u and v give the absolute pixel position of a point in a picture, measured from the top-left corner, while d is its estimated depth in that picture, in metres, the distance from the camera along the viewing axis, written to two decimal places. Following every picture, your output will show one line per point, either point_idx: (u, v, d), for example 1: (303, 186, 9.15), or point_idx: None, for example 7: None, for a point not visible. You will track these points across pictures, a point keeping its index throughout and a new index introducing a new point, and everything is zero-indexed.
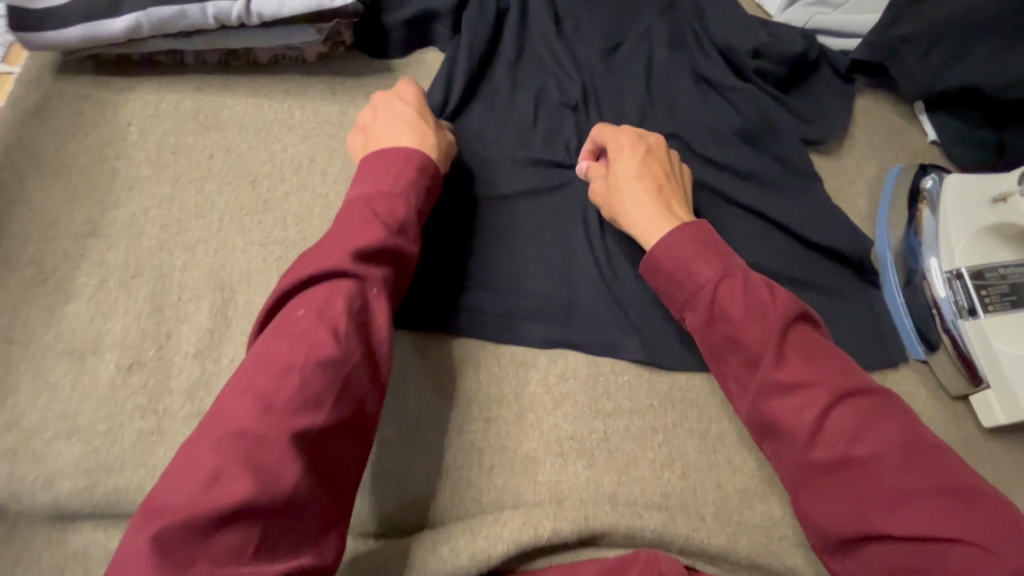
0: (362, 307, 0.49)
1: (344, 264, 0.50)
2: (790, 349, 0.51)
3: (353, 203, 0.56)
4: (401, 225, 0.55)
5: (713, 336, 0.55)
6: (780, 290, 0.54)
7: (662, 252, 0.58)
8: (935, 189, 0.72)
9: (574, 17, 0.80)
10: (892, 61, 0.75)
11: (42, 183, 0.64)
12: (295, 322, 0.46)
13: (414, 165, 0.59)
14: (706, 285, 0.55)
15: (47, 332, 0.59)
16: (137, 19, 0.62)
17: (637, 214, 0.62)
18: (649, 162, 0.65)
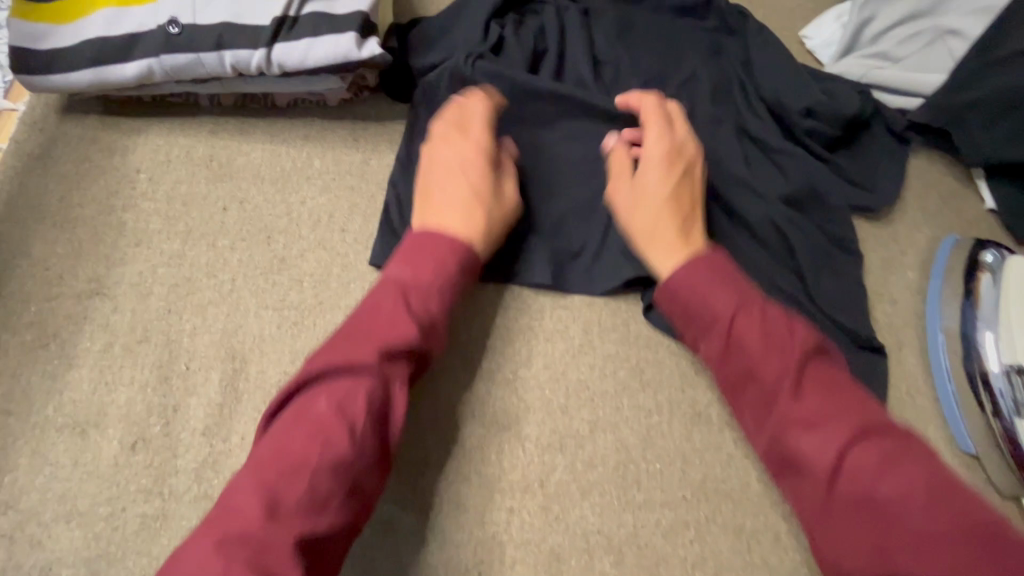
0: (381, 403, 0.47)
1: (371, 360, 0.47)
2: (808, 383, 0.47)
3: (394, 280, 0.53)
4: (433, 320, 0.52)
5: (729, 370, 0.51)
6: (799, 325, 0.51)
7: (673, 285, 0.55)
8: (997, 268, 0.68)
9: (614, 60, 0.75)
10: (954, 126, 0.69)
11: (46, 236, 0.61)
12: (314, 415, 0.44)
13: (449, 269, 0.55)
14: (721, 315, 0.52)
15: (48, 404, 0.55)
16: (149, 65, 0.58)
17: (656, 228, 0.59)
18: (678, 161, 0.62)
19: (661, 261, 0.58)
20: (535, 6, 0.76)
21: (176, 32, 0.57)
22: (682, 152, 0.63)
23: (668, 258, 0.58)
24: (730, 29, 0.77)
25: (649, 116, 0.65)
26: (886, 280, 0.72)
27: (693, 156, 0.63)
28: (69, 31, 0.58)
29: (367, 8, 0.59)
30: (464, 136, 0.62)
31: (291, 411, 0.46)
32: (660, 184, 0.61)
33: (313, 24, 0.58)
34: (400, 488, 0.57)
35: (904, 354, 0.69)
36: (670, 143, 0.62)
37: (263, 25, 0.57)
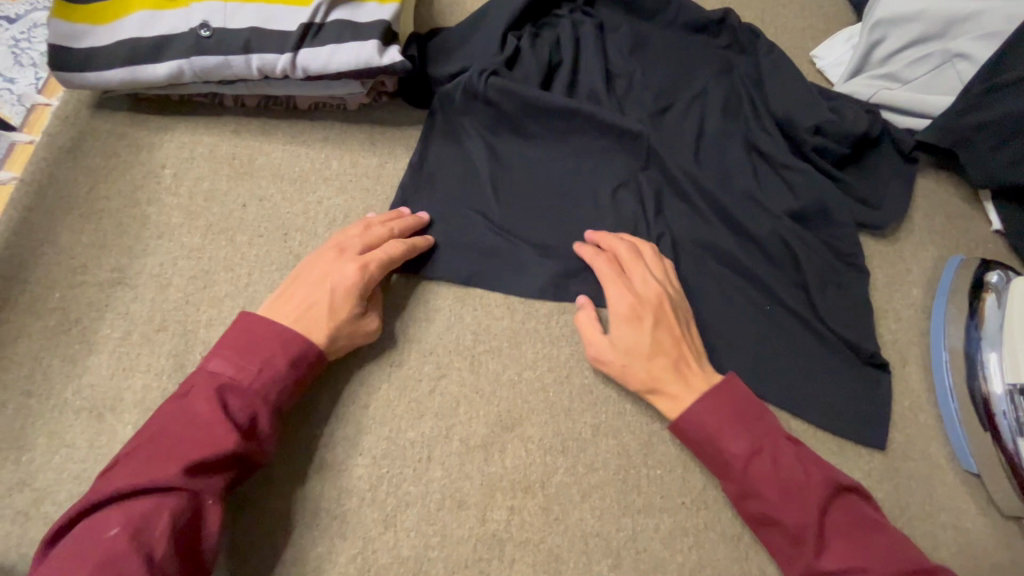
0: (186, 523, 0.46)
1: (173, 479, 0.46)
2: (830, 530, 0.52)
3: (199, 381, 0.51)
4: (252, 426, 0.50)
5: (748, 510, 0.55)
6: (812, 464, 0.54)
7: (691, 425, 0.57)
8: (1001, 285, 0.68)
9: (625, 74, 0.77)
10: (962, 148, 0.70)
11: (72, 225, 0.63)
12: (105, 546, 0.42)
13: (289, 354, 0.53)
14: (740, 462, 0.55)
15: (67, 386, 0.57)
16: (179, 66, 0.60)
17: (656, 378, 0.59)
18: (638, 299, 0.61)
19: (675, 403, 0.58)
20: (551, 19, 0.78)
21: (207, 35, 0.59)
22: (645, 295, 0.61)
23: (674, 397, 0.58)
24: (741, 47, 0.79)
25: (598, 263, 0.64)
26: (891, 297, 0.73)
27: (658, 290, 0.61)
28: (105, 32, 0.61)
29: (390, 17, 0.62)
30: (341, 252, 0.60)
31: (78, 538, 0.44)
32: (639, 357, 0.59)
33: (337, 31, 0.60)
34: (406, 481, 0.58)
35: (908, 370, 0.69)
36: (631, 307, 0.60)
37: (290, 31, 0.60)
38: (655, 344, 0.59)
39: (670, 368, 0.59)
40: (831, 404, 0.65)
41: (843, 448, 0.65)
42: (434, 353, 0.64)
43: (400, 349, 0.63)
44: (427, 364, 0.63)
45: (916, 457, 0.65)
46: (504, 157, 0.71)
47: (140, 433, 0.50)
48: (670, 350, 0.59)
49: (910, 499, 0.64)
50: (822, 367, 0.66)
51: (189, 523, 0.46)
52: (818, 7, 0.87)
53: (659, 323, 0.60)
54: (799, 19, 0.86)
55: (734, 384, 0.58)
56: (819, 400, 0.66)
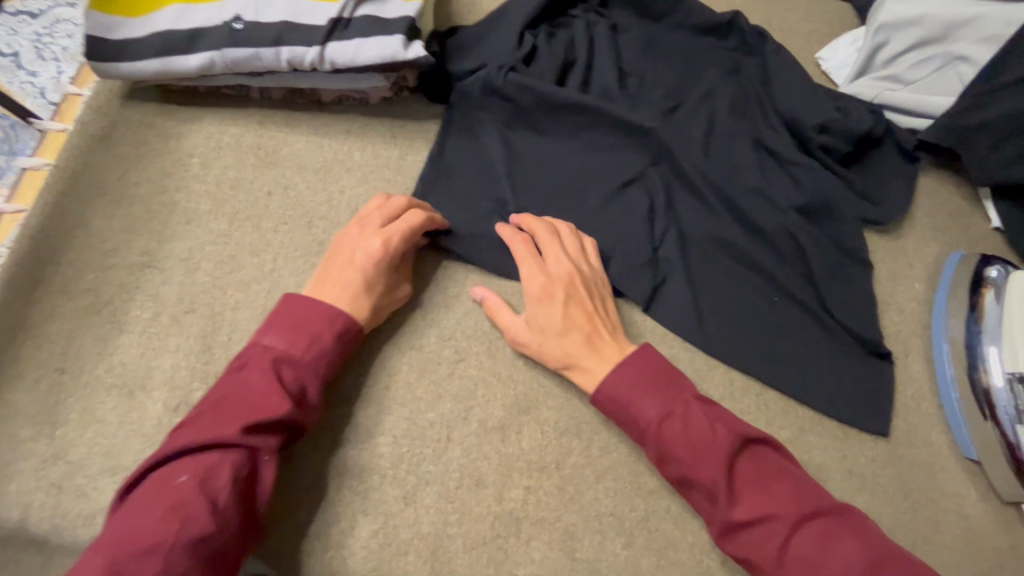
0: (247, 477, 0.49)
1: (238, 436, 0.49)
2: (740, 481, 0.52)
3: (257, 354, 0.53)
4: (304, 394, 0.53)
5: (669, 474, 0.55)
6: (719, 420, 0.54)
7: (605, 395, 0.57)
8: (1001, 280, 0.71)
9: (637, 73, 0.79)
10: (962, 147, 0.73)
11: (103, 210, 0.65)
12: (173, 492, 0.45)
13: (336, 329, 0.56)
14: (652, 425, 0.55)
15: (98, 365, 0.59)
16: (211, 57, 0.62)
17: (570, 354, 0.60)
18: (548, 278, 0.62)
19: (587, 378, 0.59)
20: (566, 19, 0.80)
21: (240, 28, 0.62)
22: (556, 273, 0.62)
23: (587, 372, 0.59)
24: (749, 48, 0.81)
25: (513, 244, 0.65)
26: (894, 290, 0.75)
27: (569, 267, 0.63)
28: (140, 24, 0.63)
29: (414, 13, 0.64)
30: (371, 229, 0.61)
31: (149, 486, 0.46)
32: (553, 335, 0.61)
33: (364, 26, 0.63)
34: (425, 461, 0.60)
35: (910, 361, 0.72)
36: (542, 283, 0.62)
37: (319, 25, 0.62)
38: (568, 319, 0.60)
39: (583, 343, 0.60)
40: (837, 392, 0.67)
41: (848, 435, 0.67)
42: (452, 338, 0.66)
43: (419, 333, 0.65)
44: (445, 348, 0.65)
45: (918, 444, 0.67)
46: (521, 151, 0.74)
47: (202, 401, 0.53)
48: (584, 326, 0.60)
49: (913, 484, 0.66)
50: (828, 356, 0.68)
51: (247, 477, 0.49)
52: (823, 12, 0.90)
53: (570, 298, 0.61)
54: (805, 23, 0.89)
55: (641, 351, 0.59)
56: (824, 388, 0.68)
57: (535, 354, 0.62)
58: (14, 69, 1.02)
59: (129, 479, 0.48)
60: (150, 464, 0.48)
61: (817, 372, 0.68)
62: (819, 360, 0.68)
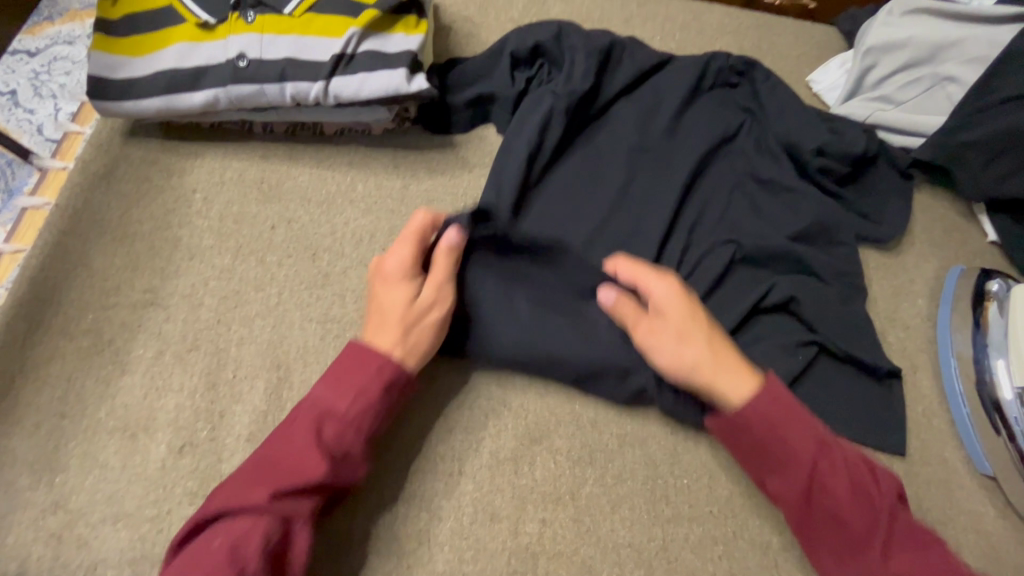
0: (278, 546, 0.47)
1: (268, 503, 0.47)
2: (897, 539, 0.51)
3: (304, 408, 0.52)
4: (343, 453, 0.51)
5: (808, 509, 0.53)
6: (878, 470, 0.54)
7: (756, 418, 0.53)
8: (1001, 293, 0.71)
9: (638, 94, 0.78)
10: (955, 164, 0.74)
11: (106, 249, 0.64)
12: (208, 558, 0.45)
13: (384, 380, 0.54)
14: (809, 460, 0.52)
15: (100, 408, 0.57)
16: (215, 94, 0.63)
17: (718, 359, 0.56)
18: (682, 281, 0.59)
19: (734, 388, 0.54)
20: (554, 51, 0.75)
21: (244, 66, 0.62)
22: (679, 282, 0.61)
23: (732, 377, 0.55)
24: (737, 73, 0.81)
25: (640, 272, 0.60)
26: (898, 306, 0.75)
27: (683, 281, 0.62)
28: (143, 62, 0.63)
29: (417, 47, 0.65)
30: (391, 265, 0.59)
31: (193, 550, 0.47)
32: (695, 327, 0.57)
33: (367, 60, 0.63)
34: (436, 495, 0.59)
35: (918, 377, 0.72)
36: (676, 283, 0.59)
37: (322, 60, 0.63)
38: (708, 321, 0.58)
39: (725, 344, 0.57)
40: (852, 410, 0.67)
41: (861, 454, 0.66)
42: (463, 367, 0.64)
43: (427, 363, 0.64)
44: (455, 378, 0.64)
45: (932, 462, 0.67)
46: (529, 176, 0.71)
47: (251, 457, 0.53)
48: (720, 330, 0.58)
49: (931, 503, 0.65)
50: (840, 376, 0.68)
51: (280, 544, 0.47)
52: (811, 35, 0.93)
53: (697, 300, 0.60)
54: (793, 46, 0.92)
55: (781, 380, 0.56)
56: (838, 408, 0.67)
57: (668, 347, 0.57)
58: (11, 108, 1.02)
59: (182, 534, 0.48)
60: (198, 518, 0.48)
61: (832, 390, 0.67)
62: (832, 380, 0.68)
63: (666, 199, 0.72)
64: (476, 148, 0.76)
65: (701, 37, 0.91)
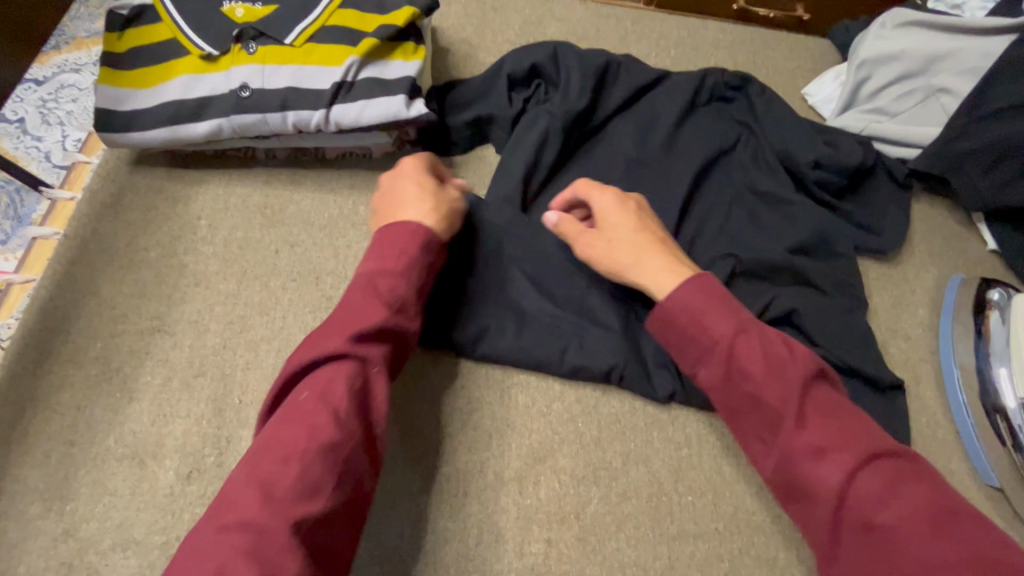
0: (361, 389, 0.47)
1: (344, 347, 0.48)
2: (811, 410, 0.47)
3: (353, 277, 0.54)
4: (402, 300, 0.52)
5: (731, 394, 0.51)
6: (797, 345, 0.51)
7: (672, 303, 0.54)
8: (1003, 301, 0.71)
9: (634, 110, 0.79)
10: (953, 173, 0.75)
11: (114, 277, 0.66)
12: (298, 408, 0.44)
13: (420, 238, 0.56)
14: (724, 340, 0.51)
15: (109, 436, 0.58)
16: (219, 123, 0.64)
17: (642, 255, 0.59)
18: (626, 198, 0.63)
19: (656, 283, 0.57)
20: (551, 71, 0.76)
21: (247, 96, 0.63)
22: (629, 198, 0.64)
23: (655, 277, 0.57)
24: (732, 87, 0.82)
25: (588, 191, 0.64)
26: (899, 317, 0.75)
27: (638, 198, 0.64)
28: (148, 94, 0.65)
29: (415, 73, 0.66)
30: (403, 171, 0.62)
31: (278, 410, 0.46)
32: (627, 238, 0.60)
33: (367, 88, 0.64)
34: (442, 517, 0.59)
35: (922, 388, 0.72)
36: (618, 197, 0.63)
37: (323, 88, 0.64)
38: (642, 228, 0.61)
39: (654, 246, 0.59)
40: None
41: None
42: (466, 388, 0.65)
43: (431, 384, 0.65)
44: (458, 398, 0.64)
45: None
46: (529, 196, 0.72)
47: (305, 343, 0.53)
48: (653, 234, 0.61)
49: None
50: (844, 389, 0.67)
51: (363, 388, 0.47)
52: (805, 49, 0.94)
53: (644, 214, 0.63)
54: (788, 60, 0.93)
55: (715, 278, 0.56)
56: None
57: (601, 255, 0.61)
58: (20, 135, 1.04)
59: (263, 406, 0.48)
60: (275, 386, 0.48)
61: None
62: None
63: (665, 214, 0.73)
64: (475, 167, 0.77)
65: (696, 52, 0.92)
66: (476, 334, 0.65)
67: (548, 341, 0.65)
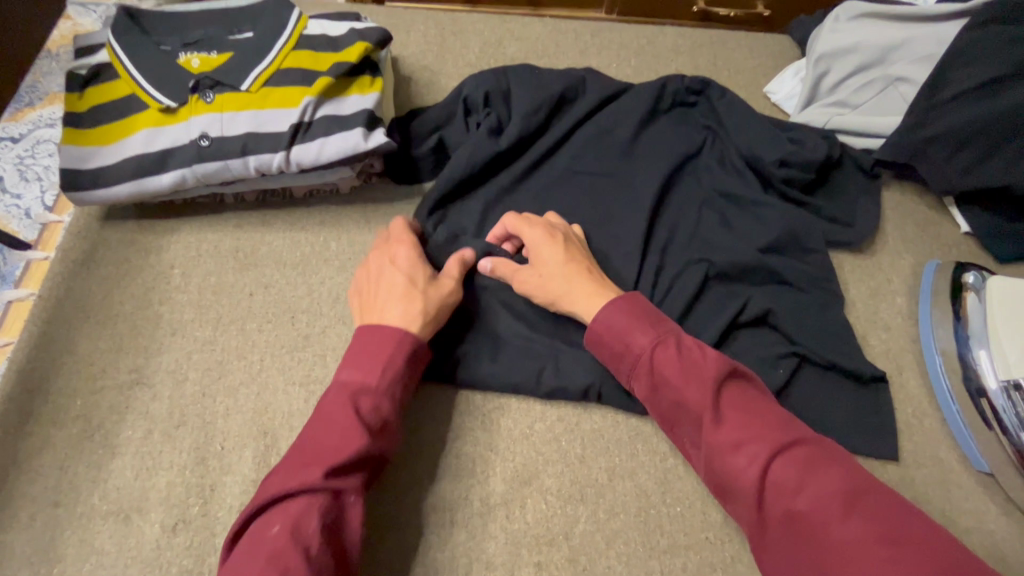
0: (335, 520, 0.48)
1: (320, 481, 0.48)
2: (727, 407, 0.50)
3: (334, 392, 0.54)
4: (383, 425, 0.53)
5: (660, 403, 0.54)
6: (712, 349, 0.54)
7: (600, 323, 0.57)
8: (978, 285, 0.71)
9: (598, 124, 0.79)
10: (919, 159, 0.74)
11: (90, 333, 0.66)
12: (269, 543, 0.45)
13: (404, 352, 0.57)
14: (645, 352, 0.55)
15: (93, 493, 0.59)
16: (182, 174, 0.65)
17: (571, 282, 0.62)
18: (555, 228, 0.67)
19: (586, 308, 0.61)
20: (509, 99, 0.78)
21: (206, 144, 0.64)
22: (554, 226, 0.67)
23: (586, 303, 0.61)
24: (693, 93, 0.83)
25: (518, 228, 0.67)
26: (877, 308, 0.75)
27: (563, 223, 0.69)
28: (112, 151, 0.66)
29: (372, 105, 0.67)
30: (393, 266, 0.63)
31: (248, 539, 0.47)
32: (560, 270, 0.63)
33: (325, 125, 0.65)
34: (430, 549, 0.59)
35: (905, 378, 0.71)
36: (546, 229, 0.66)
37: (281, 131, 0.64)
38: (570, 256, 0.64)
39: (583, 274, 0.63)
40: (843, 420, 0.66)
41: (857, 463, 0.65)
42: (447, 415, 0.65)
43: (411, 414, 0.65)
44: (439, 427, 0.64)
45: (928, 463, 0.66)
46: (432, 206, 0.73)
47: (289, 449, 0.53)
48: (580, 262, 0.64)
49: (932, 508, 0.64)
50: (827, 385, 0.67)
51: (336, 520, 0.49)
52: (765, 47, 0.95)
53: (570, 243, 0.66)
54: (748, 59, 0.93)
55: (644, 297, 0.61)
56: (830, 418, 0.66)
57: (536, 290, 0.64)
58: None
59: (242, 521, 0.49)
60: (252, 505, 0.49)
61: (821, 400, 0.66)
62: (820, 390, 0.67)
63: (635, 224, 0.73)
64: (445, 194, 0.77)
65: (657, 60, 0.92)
66: (452, 362, 0.65)
67: (526, 362, 0.65)
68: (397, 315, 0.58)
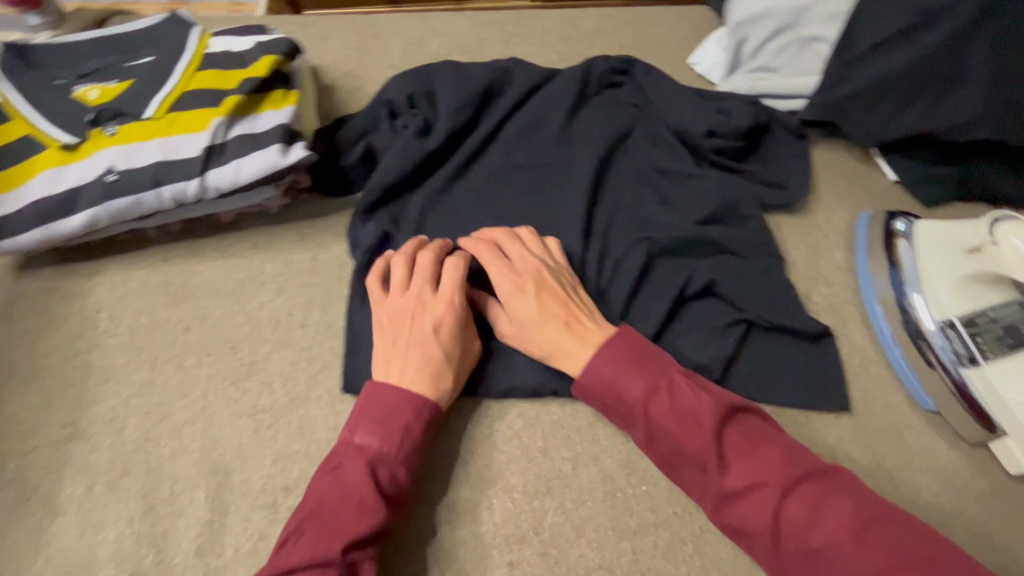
0: None
1: (336, 554, 0.47)
2: (731, 452, 0.50)
3: (348, 454, 0.53)
4: (399, 492, 0.53)
5: (659, 450, 0.54)
6: (707, 389, 0.53)
7: (590, 377, 0.57)
8: (908, 231, 0.73)
9: (528, 113, 0.78)
10: (841, 117, 0.78)
11: (17, 392, 0.63)
12: None
13: (421, 418, 0.55)
14: (639, 403, 0.54)
15: (37, 558, 0.56)
16: (92, 214, 0.61)
17: (551, 343, 0.59)
18: (526, 275, 0.62)
19: (571, 368, 0.58)
20: (433, 98, 0.77)
21: (114, 179, 0.61)
22: (525, 271, 0.62)
23: (571, 363, 0.58)
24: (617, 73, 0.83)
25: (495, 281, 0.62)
26: (818, 265, 0.77)
27: (536, 262, 0.63)
28: (13, 197, 0.62)
29: (288, 119, 0.65)
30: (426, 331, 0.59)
31: None
32: (538, 330, 0.60)
33: (239, 145, 0.62)
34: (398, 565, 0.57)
35: (850, 329, 0.73)
36: (516, 280, 0.62)
37: (192, 156, 0.62)
38: (545, 310, 0.60)
39: (563, 330, 0.59)
40: (795, 378, 0.67)
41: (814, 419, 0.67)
42: None
43: None
44: None
45: (879, 409, 0.68)
46: (369, 219, 0.72)
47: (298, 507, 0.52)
48: (561, 314, 0.60)
49: (886, 452, 0.65)
50: (776, 347, 0.68)
51: None
52: (686, 20, 0.96)
53: (546, 289, 0.61)
54: (671, 33, 0.94)
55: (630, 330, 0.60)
56: (782, 379, 0.67)
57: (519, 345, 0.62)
58: None
59: None
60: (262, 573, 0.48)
61: (772, 362, 0.67)
62: (770, 352, 0.68)
63: (574, 209, 0.72)
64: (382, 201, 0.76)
65: (582, 42, 0.92)
66: None
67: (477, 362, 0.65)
68: (424, 385, 0.56)
